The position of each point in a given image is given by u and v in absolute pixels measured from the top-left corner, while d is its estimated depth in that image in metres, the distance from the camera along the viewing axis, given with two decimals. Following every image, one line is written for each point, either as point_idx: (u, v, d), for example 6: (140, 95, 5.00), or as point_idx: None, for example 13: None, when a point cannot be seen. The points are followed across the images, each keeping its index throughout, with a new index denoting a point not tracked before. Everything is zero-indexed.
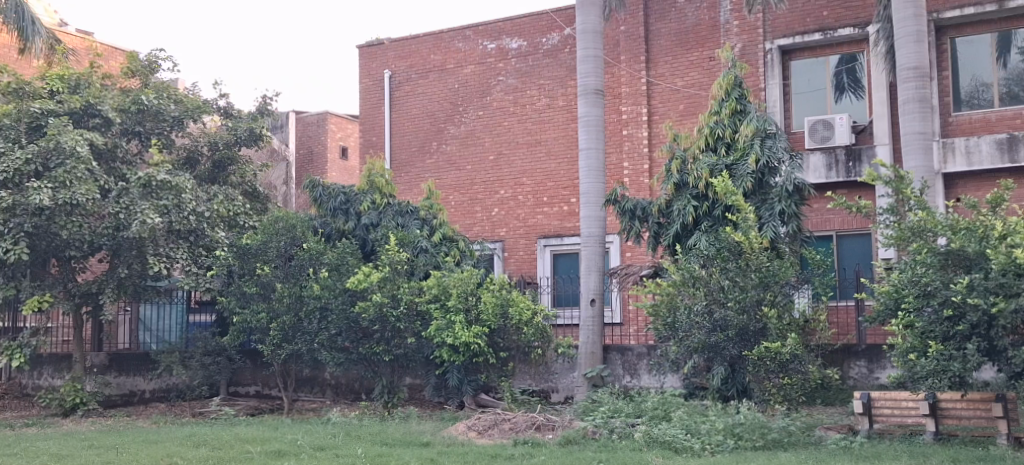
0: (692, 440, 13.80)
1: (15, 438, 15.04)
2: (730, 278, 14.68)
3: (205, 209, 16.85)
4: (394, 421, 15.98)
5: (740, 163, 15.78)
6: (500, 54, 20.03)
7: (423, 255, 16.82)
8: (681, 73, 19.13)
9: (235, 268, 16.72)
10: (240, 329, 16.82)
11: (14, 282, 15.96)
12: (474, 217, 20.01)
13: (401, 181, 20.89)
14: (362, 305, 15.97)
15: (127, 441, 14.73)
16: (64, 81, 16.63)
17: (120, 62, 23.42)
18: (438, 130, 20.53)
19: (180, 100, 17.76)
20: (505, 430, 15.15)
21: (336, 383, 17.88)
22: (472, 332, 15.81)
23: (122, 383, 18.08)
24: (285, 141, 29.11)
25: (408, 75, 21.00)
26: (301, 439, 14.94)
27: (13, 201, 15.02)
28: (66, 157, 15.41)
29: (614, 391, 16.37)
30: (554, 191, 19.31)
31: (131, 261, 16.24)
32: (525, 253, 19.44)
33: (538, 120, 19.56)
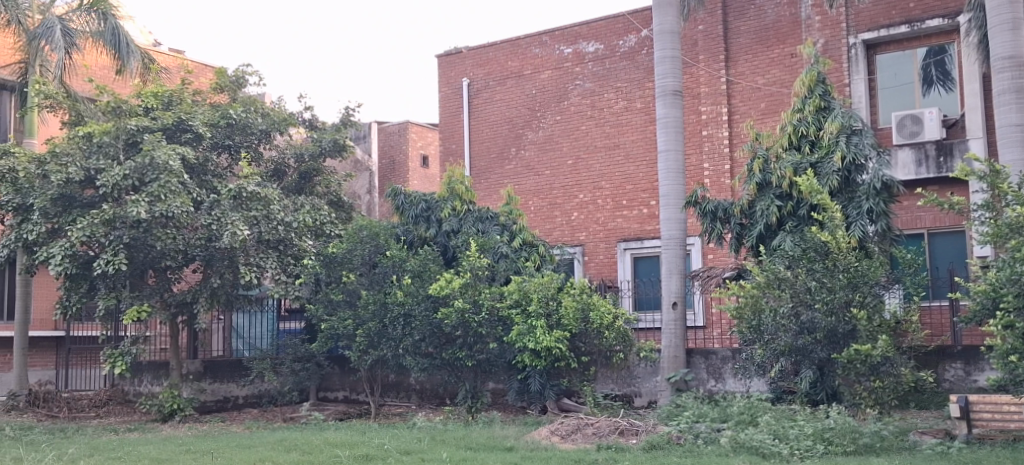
0: (781, 445, 13.44)
1: (119, 442, 15.65)
2: (817, 279, 14.19)
3: (293, 219, 17.14)
4: (478, 426, 15.95)
5: (825, 161, 15.34)
6: (576, 58, 19.91)
7: (503, 260, 16.74)
8: (761, 70, 18.76)
9: (323, 276, 16.91)
10: (327, 336, 16.99)
11: (116, 292, 16.50)
12: (554, 221, 19.93)
13: (481, 187, 20.91)
14: (444, 312, 15.96)
15: (222, 446, 15.24)
16: (158, 98, 17.12)
17: (209, 77, 23.58)
18: (517, 136, 20.49)
19: (267, 113, 17.99)
20: (588, 435, 15.03)
21: (421, 388, 17.84)
22: (554, 336, 15.71)
23: (216, 390, 18.22)
24: (367, 151, 29.68)
25: (486, 82, 20.99)
26: (388, 444, 15.06)
27: (112, 214, 15.50)
28: (160, 171, 15.75)
29: (698, 395, 16.00)
30: (633, 194, 19.07)
31: (223, 270, 16.71)
32: (605, 257, 19.26)
33: (616, 123, 19.37)
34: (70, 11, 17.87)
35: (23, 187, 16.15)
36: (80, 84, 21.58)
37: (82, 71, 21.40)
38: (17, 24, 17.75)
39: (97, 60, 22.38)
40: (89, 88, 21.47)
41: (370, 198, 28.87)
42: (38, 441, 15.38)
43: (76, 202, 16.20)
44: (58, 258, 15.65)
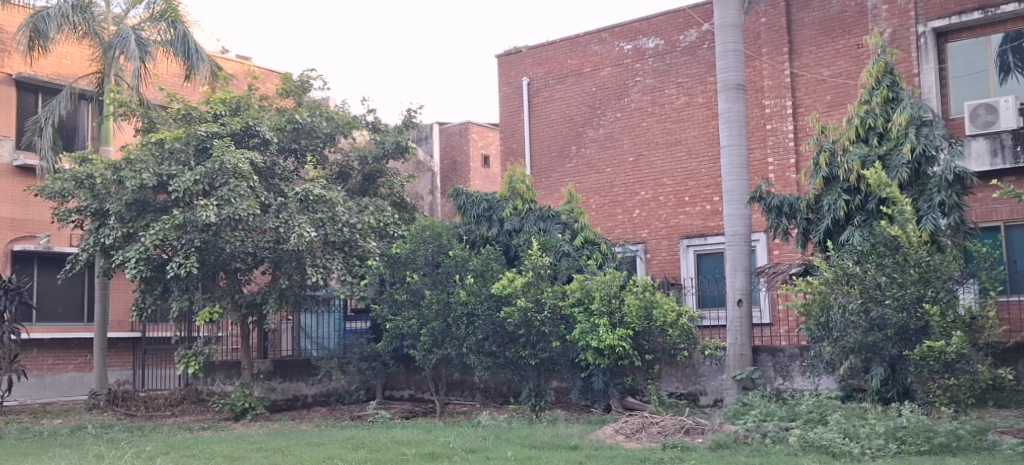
0: (852, 444, 13.14)
1: (192, 440, 15.91)
2: (887, 275, 13.82)
3: (357, 221, 16.95)
4: (542, 425, 15.91)
5: (894, 153, 15.01)
6: (636, 55, 19.73)
7: (565, 259, 16.60)
8: (826, 62, 18.39)
9: (387, 276, 16.76)
10: (391, 336, 16.90)
11: (189, 294, 16.40)
12: (615, 219, 19.78)
13: (542, 185, 20.85)
14: (507, 310, 15.91)
15: (291, 444, 15.44)
16: (226, 104, 16.79)
17: (274, 83, 23.75)
18: (577, 134, 20.41)
19: (332, 116, 17.71)
20: (654, 433, 14.89)
21: (485, 386, 17.70)
22: (617, 334, 15.57)
23: (286, 388, 17.96)
24: (429, 152, 29.89)
25: (546, 81, 20.94)
26: (453, 442, 15.12)
27: (183, 218, 15.66)
28: (230, 176, 15.88)
29: (765, 393, 15.83)
30: (696, 191, 18.84)
31: (292, 272, 16.57)
32: (668, 254, 19.04)
33: (677, 118, 19.17)
34: (143, 21, 17.79)
35: (100, 193, 16.15)
36: (152, 93, 21.78)
37: (157, 81, 21.54)
38: (94, 35, 17.58)
39: (168, 68, 22.49)
40: (162, 95, 21.65)
41: (433, 198, 29.12)
42: (117, 439, 15.68)
43: (150, 207, 16.37)
44: (133, 262, 15.67)
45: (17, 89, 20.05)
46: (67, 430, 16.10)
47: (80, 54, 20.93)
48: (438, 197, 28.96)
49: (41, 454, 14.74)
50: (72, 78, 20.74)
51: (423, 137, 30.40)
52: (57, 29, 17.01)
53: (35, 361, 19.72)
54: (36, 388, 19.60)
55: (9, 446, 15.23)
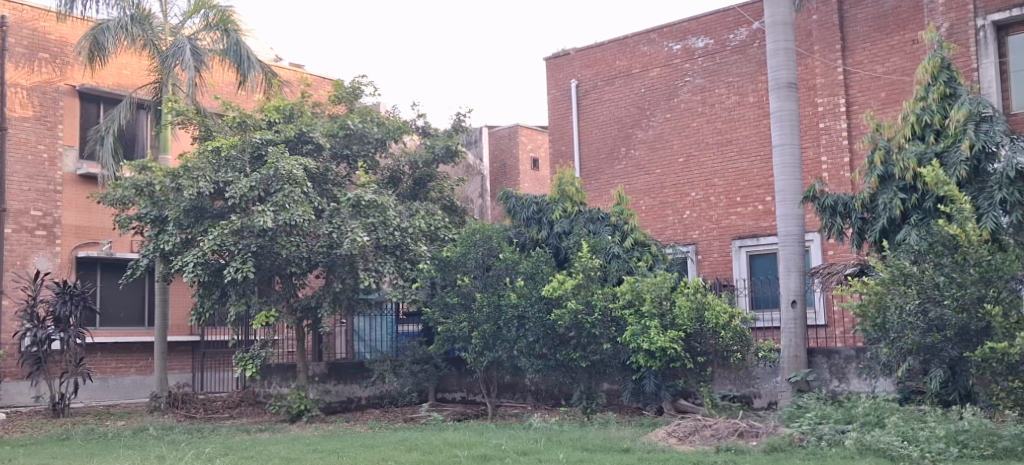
0: (910, 448, 12.90)
1: (251, 441, 16.16)
2: (945, 274, 13.39)
3: (408, 224, 16.88)
4: (593, 427, 15.89)
5: (952, 150, 14.62)
6: (686, 54, 19.62)
7: (616, 261, 16.55)
8: (880, 58, 18.09)
9: (438, 279, 16.89)
10: (443, 339, 17.00)
11: (246, 298, 16.52)
12: (666, 221, 19.68)
13: (592, 187, 20.83)
14: (557, 312, 15.93)
15: (347, 446, 15.63)
16: (280, 111, 16.95)
17: (327, 90, 23.99)
18: (626, 135, 20.33)
19: (383, 122, 17.67)
20: (707, 436, 14.78)
21: (536, 389, 17.72)
22: (668, 336, 15.45)
23: (341, 391, 18.08)
24: (479, 156, 30.02)
25: (594, 83, 20.89)
26: (505, 444, 15.19)
27: (240, 223, 15.75)
28: (284, 181, 15.94)
29: (821, 395, 15.56)
30: (747, 191, 18.66)
31: (344, 276, 16.63)
32: (720, 255, 18.89)
33: (727, 118, 19.01)
34: (199, 31, 18.09)
35: (159, 200, 16.39)
36: (210, 102, 21.77)
37: (212, 90, 21.55)
38: (152, 46, 18.02)
39: (221, 76, 22.45)
40: (218, 104, 21.64)
41: (482, 201, 28.66)
42: (178, 440, 16.02)
43: (206, 214, 16.49)
44: (191, 267, 15.89)
45: (80, 99, 20.66)
46: (130, 431, 16.45)
47: (138, 65, 21.49)
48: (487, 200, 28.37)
49: (106, 455, 15.12)
50: (132, 88, 21.30)
51: (471, 142, 30.33)
52: (115, 41, 17.57)
53: (99, 364, 20.28)
54: (100, 391, 20.17)
55: (76, 446, 15.66)
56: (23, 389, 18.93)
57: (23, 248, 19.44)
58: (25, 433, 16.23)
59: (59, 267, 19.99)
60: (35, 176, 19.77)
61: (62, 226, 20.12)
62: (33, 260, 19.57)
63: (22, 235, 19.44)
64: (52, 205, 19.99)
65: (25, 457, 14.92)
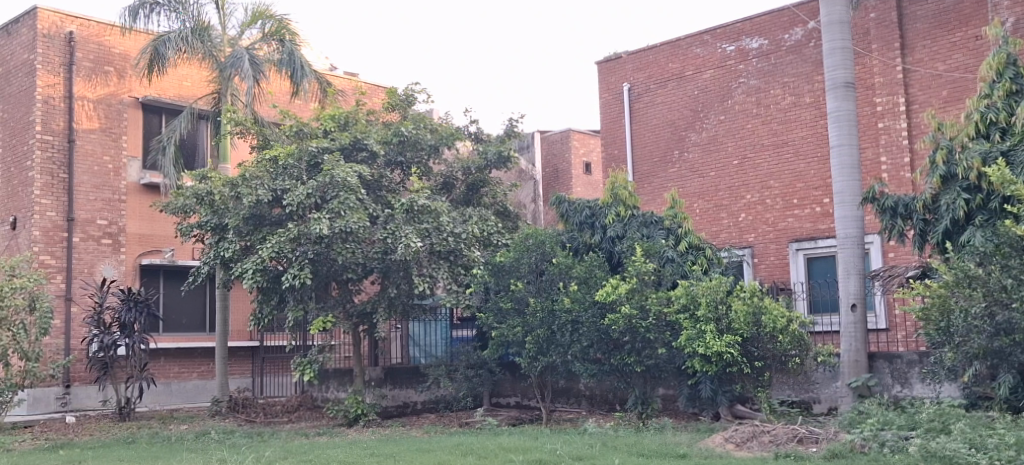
0: (977, 455, 12.50)
1: (310, 444, 16.32)
2: (1014, 276, 12.73)
3: (462, 230, 16.90)
4: (649, 432, 15.73)
5: (1019, 148, 13.91)
6: (740, 55, 19.41)
7: (670, 265, 16.44)
8: (942, 56, 17.67)
9: (491, 285, 17.00)
10: (497, 343, 17.07)
11: (303, 303, 16.68)
12: (721, 224, 19.46)
13: (645, 191, 20.66)
14: (611, 317, 15.79)
15: (403, 449, 15.72)
16: (335, 120, 17.20)
17: (381, 97, 24.23)
18: (680, 138, 20.15)
19: (436, 129, 17.75)
20: (765, 443, 14.54)
21: (591, 394, 17.64)
22: (725, 341, 15.25)
23: (397, 395, 18.30)
24: (531, 161, 30.03)
25: (647, 86, 20.74)
26: (560, 449, 15.15)
27: (297, 231, 15.87)
28: (340, 189, 16.08)
29: (883, 401, 15.22)
30: (805, 192, 18.37)
31: (399, 281, 16.71)
32: (777, 258, 18.61)
33: (784, 119, 18.75)
34: (256, 42, 18.54)
35: (219, 209, 16.73)
36: (266, 110, 22.09)
37: (269, 99, 21.74)
38: (211, 57, 18.42)
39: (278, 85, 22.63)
40: (275, 114, 21.93)
41: (535, 206, 28.64)
42: (239, 444, 16.28)
43: (264, 221, 16.75)
44: (250, 274, 16.05)
45: (143, 111, 21.23)
46: (192, 435, 16.79)
47: (198, 76, 21.99)
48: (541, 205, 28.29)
49: (170, 458, 15.42)
50: (192, 99, 21.81)
51: (524, 147, 30.34)
52: (175, 51, 18.00)
53: (162, 370, 20.78)
54: (163, 396, 20.67)
55: (141, 449, 16.04)
56: (90, 393, 19.52)
57: (90, 257, 20.02)
58: (94, 436, 16.68)
59: (124, 275, 20.55)
60: (101, 186, 20.35)
61: (126, 235, 20.69)
62: (99, 268, 20.14)
63: (89, 244, 20.03)
64: (117, 215, 20.55)
65: (93, 459, 15.30)
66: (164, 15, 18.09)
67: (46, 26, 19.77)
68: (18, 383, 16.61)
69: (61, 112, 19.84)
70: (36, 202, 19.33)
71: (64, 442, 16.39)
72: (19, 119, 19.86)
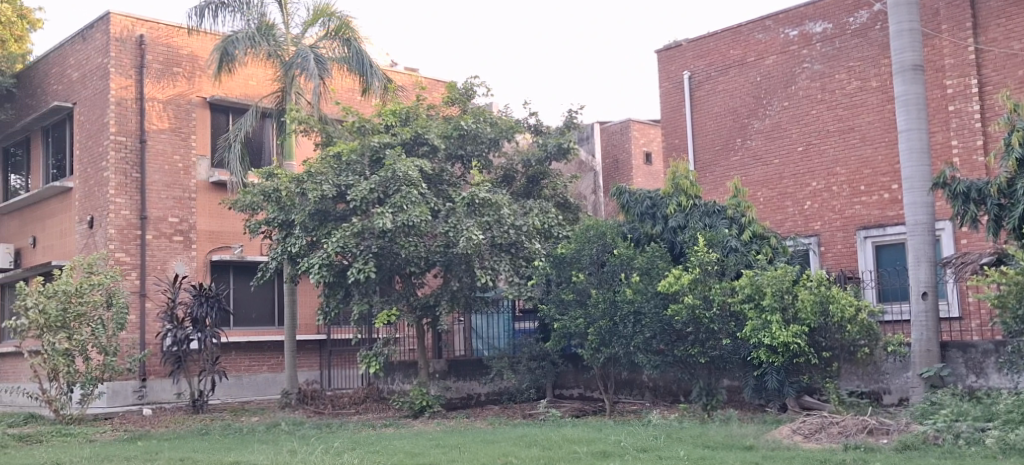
0: None
1: (377, 435, 16.51)
2: None
3: (523, 223, 17.00)
4: (715, 424, 15.54)
5: None
6: (803, 40, 19.05)
7: (733, 254, 16.22)
8: (1017, 34, 17.10)
9: (553, 277, 16.97)
10: (559, 335, 17.06)
11: (368, 297, 16.92)
12: (786, 212, 19.13)
13: (707, 180, 20.43)
14: (674, 308, 15.63)
15: (468, 441, 15.79)
16: (396, 115, 17.29)
17: (440, 92, 24.41)
18: (742, 125, 19.87)
19: (496, 122, 17.74)
20: (834, 434, 14.25)
21: (654, 385, 17.48)
22: (791, 331, 15.02)
23: (461, 387, 18.55)
24: (591, 152, 29.89)
25: (708, 73, 20.49)
26: (625, 441, 15.06)
27: (361, 225, 16.11)
28: (402, 184, 16.20)
29: (956, 391, 14.83)
30: (872, 178, 17.99)
31: (462, 274, 16.84)
32: (844, 247, 18.23)
33: (849, 104, 18.38)
34: (319, 40, 18.75)
35: (286, 206, 16.94)
36: (331, 109, 22.25)
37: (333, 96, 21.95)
38: (276, 57, 18.72)
39: (344, 83, 22.83)
40: (339, 111, 22.13)
41: (596, 197, 28.54)
42: (308, 435, 16.59)
43: (329, 217, 16.92)
44: (316, 268, 16.29)
45: (211, 110, 21.73)
46: (264, 426, 17.17)
47: (264, 75, 22.46)
48: (602, 197, 28.17)
49: (242, 449, 15.79)
50: (259, 97, 22.27)
51: (582, 138, 30.33)
52: (243, 51, 18.34)
53: (233, 363, 21.30)
54: (235, 388, 21.19)
55: (215, 441, 16.47)
56: (165, 386, 20.09)
57: (163, 254, 20.58)
58: (170, 428, 17.18)
59: (195, 271, 21.07)
60: (172, 185, 20.89)
61: (197, 232, 21.19)
62: (172, 265, 20.69)
63: (161, 241, 20.58)
64: (188, 213, 21.07)
65: (169, 450, 15.75)
66: (231, 16, 18.52)
67: (118, 30, 20.39)
68: (97, 377, 17.25)
69: (134, 114, 20.44)
70: (112, 201, 19.97)
71: (142, 433, 16.92)
72: (95, 121, 20.52)
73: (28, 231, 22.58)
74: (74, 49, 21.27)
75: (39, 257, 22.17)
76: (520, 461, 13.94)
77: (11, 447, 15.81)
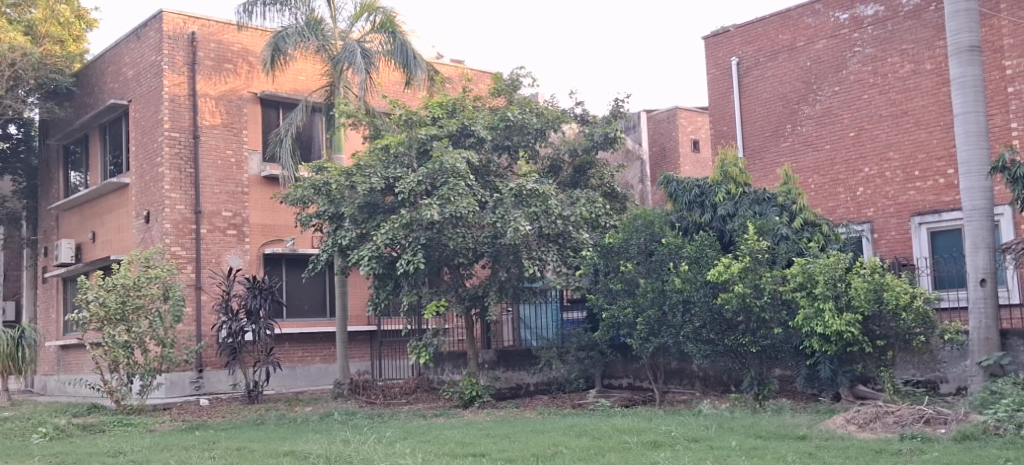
0: None
1: (428, 425, 16.60)
2: None
3: (570, 212, 16.99)
4: (767, 414, 15.33)
5: None
6: (854, 24, 18.70)
7: (784, 243, 16.02)
8: None
9: (601, 266, 16.88)
10: (608, 325, 16.97)
11: (417, 289, 17.06)
12: (837, 199, 18.80)
13: (756, 167, 20.18)
14: (724, 296, 15.43)
15: (518, 430, 15.79)
16: (443, 108, 17.39)
17: (487, 83, 24.45)
18: (792, 111, 19.57)
19: (542, 112, 17.73)
20: (890, 424, 13.96)
21: (704, 375, 17.36)
22: (844, 319, 14.74)
23: (510, 377, 18.67)
24: (638, 140, 29.70)
25: (756, 59, 20.21)
26: (675, 431, 14.92)
27: (409, 217, 16.14)
28: (449, 175, 16.25)
29: (1018, 380, 14.42)
30: (927, 163, 17.61)
31: (510, 265, 16.90)
32: (898, 233, 17.88)
33: (902, 88, 18.01)
34: (367, 34, 18.96)
35: (335, 199, 17.06)
36: (378, 102, 22.45)
37: (379, 88, 22.16)
38: (324, 52, 18.90)
39: (391, 77, 23.05)
40: (386, 104, 22.32)
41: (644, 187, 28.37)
42: (361, 425, 16.77)
43: (379, 209, 17.05)
44: (366, 260, 16.41)
45: (261, 105, 22.05)
46: (317, 416, 17.41)
47: (312, 70, 22.74)
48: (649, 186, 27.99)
49: (297, 438, 16.01)
50: (308, 92, 22.56)
51: (629, 127, 30.13)
52: (293, 47, 18.58)
53: (287, 354, 21.64)
54: (289, 379, 21.58)
55: (271, 430, 16.73)
56: (222, 377, 20.51)
57: (218, 247, 20.98)
58: (226, 418, 17.53)
59: (249, 264, 21.43)
60: (225, 180, 21.25)
61: (250, 226, 21.54)
62: (226, 258, 21.08)
63: (215, 235, 20.97)
64: (241, 207, 21.43)
65: (226, 440, 16.04)
66: (278, 12, 18.79)
67: (170, 28, 20.80)
68: (155, 368, 17.67)
69: (186, 110, 20.82)
70: (167, 196, 20.38)
71: (199, 423, 17.27)
72: (149, 118, 20.95)
73: (88, 227, 23.17)
74: (129, 48, 21.73)
75: (98, 251, 22.74)
76: (570, 451, 13.90)
77: (75, 436, 16.28)
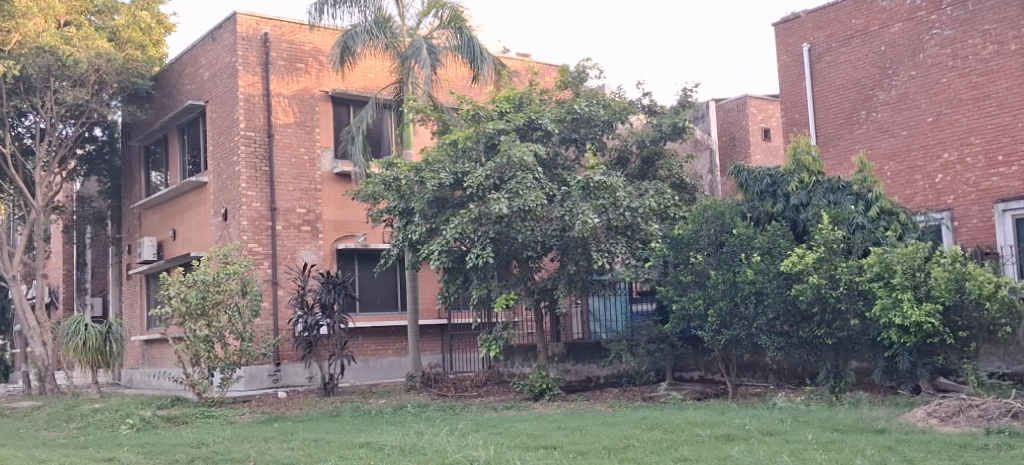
0: None
1: (500, 417, 16.64)
2: None
3: (638, 205, 16.90)
4: (843, 407, 14.96)
5: None
6: (932, 5, 18.14)
7: (860, 232, 15.65)
8: None
9: (671, 258, 16.61)
10: (678, 317, 16.76)
11: (486, 283, 17.15)
12: (915, 186, 18.26)
13: (830, 155, 19.69)
14: (798, 288, 15.08)
15: (589, 423, 15.71)
16: (510, 102, 17.44)
17: (553, 75, 24.52)
18: (867, 97, 19.07)
19: (609, 104, 17.66)
20: (974, 417, 13.50)
21: (777, 368, 17.07)
22: (924, 310, 14.29)
23: (580, 370, 18.78)
24: (706, 130, 28.83)
25: (829, 45, 19.72)
26: (749, 424, 14.65)
27: (478, 212, 16.17)
28: (517, 169, 16.25)
29: None
30: (1011, 147, 17.00)
31: (578, 258, 16.87)
32: (980, 221, 17.28)
33: (984, 70, 17.39)
34: (433, 30, 19.10)
35: (404, 194, 17.17)
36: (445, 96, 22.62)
37: (446, 83, 22.34)
38: (393, 49, 19.13)
39: (458, 73, 23.21)
40: (453, 99, 22.50)
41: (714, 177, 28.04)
42: (433, 417, 16.93)
43: (447, 204, 17.11)
44: (436, 255, 16.54)
45: (333, 104, 22.44)
46: (391, 408, 17.64)
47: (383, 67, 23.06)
48: (719, 176, 27.62)
49: (372, 430, 16.24)
50: (377, 89, 22.89)
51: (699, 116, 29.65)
52: (363, 45, 18.87)
53: (361, 347, 22.03)
54: (363, 372, 21.95)
55: (346, 422, 17.01)
56: (298, 370, 21.01)
57: (293, 243, 21.42)
58: (303, 410, 17.88)
59: (323, 260, 21.87)
60: (299, 176, 21.67)
61: (324, 222, 21.96)
62: (301, 254, 21.51)
63: (291, 231, 21.41)
64: (315, 203, 21.85)
65: (304, 431, 16.35)
66: (348, 12, 19.06)
67: (244, 29, 21.27)
68: (235, 361, 18.12)
69: (261, 110, 21.27)
70: (244, 194, 20.84)
71: (277, 415, 17.66)
72: (226, 118, 21.45)
73: (169, 224, 23.83)
74: (205, 50, 22.29)
75: (180, 248, 23.40)
76: (642, 444, 13.74)
77: (161, 427, 16.76)
